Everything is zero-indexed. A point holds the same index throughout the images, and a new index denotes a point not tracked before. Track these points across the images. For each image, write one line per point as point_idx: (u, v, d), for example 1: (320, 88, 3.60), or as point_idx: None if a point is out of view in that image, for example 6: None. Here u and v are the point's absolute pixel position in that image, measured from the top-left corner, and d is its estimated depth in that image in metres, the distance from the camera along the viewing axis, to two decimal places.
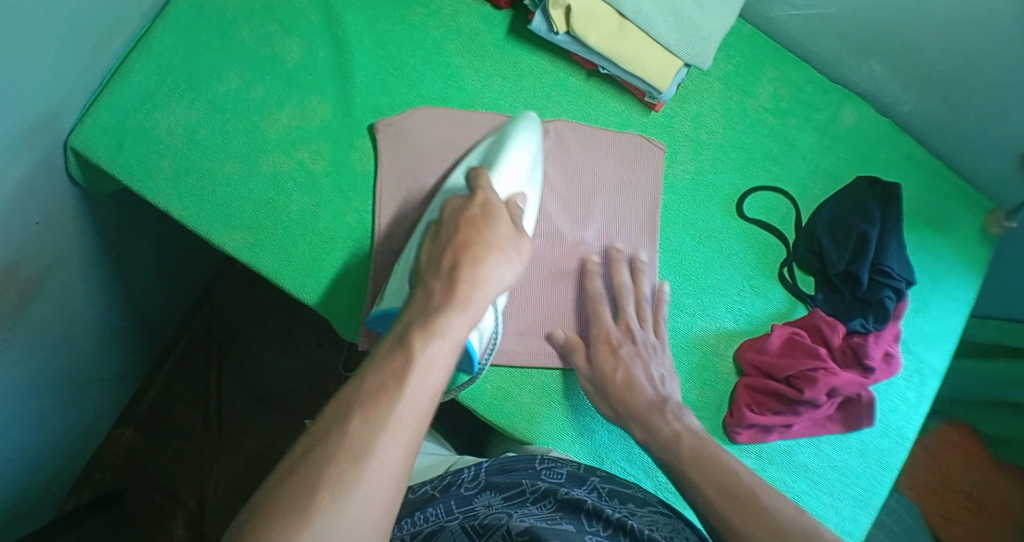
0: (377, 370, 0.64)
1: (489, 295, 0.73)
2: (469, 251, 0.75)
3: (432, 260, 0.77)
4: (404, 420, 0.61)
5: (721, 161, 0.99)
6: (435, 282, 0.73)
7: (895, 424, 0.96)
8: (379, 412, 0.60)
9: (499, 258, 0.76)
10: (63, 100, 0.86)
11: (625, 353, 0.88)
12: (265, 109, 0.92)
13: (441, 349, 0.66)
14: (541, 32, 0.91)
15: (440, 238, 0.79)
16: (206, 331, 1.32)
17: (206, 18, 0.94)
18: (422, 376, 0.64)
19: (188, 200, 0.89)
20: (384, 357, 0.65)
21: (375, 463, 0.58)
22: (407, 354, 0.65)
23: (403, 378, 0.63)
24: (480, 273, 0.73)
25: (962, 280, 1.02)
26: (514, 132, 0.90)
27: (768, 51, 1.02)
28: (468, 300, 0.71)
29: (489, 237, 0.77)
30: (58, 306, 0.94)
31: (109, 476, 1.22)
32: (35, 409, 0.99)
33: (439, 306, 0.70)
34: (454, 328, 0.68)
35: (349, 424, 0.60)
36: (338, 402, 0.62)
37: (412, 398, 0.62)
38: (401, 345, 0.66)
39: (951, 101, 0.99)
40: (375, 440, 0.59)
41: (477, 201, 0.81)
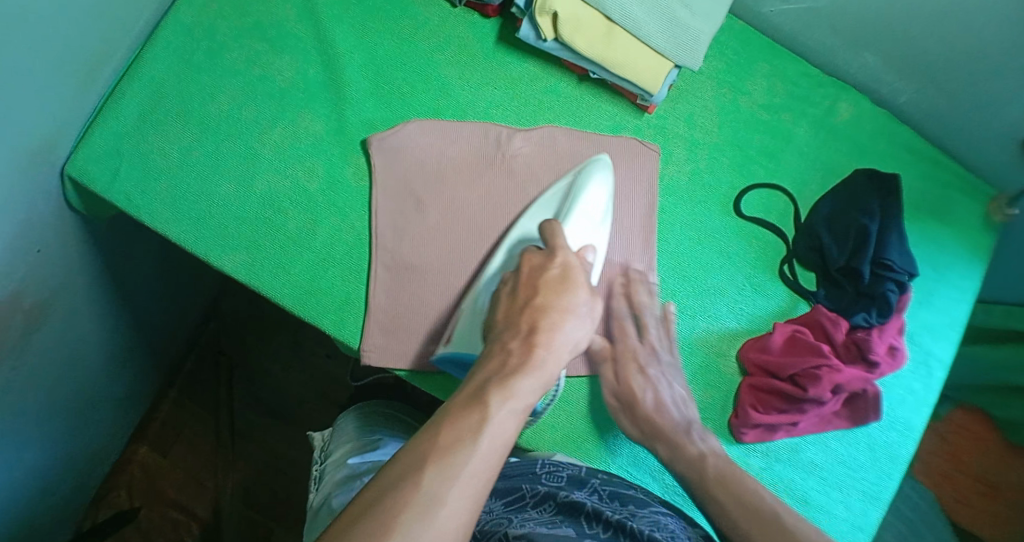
0: (453, 425, 0.61)
1: (562, 362, 0.70)
2: (546, 313, 0.71)
3: (509, 319, 0.73)
4: (476, 482, 0.58)
5: (717, 160, 0.99)
6: (512, 342, 0.70)
7: (903, 417, 0.96)
8: (453, 462, 0.58)
9: (568, 317, 0.72)
10: (59, 129, 0.86)
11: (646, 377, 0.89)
12: (258, 129, 0.92)
13: (514, 413, 0.64)
14: (530, 39, 0.91)
15: (515, 296, 0.75)
16: (215, 349, 1.33)
17: (196, 40, 0.94)
18: (495, 439, 0.61)
19: (185, 222, 0.89)
20: (460, 410, 0.62)
21: (444, 521, 0.55)
22: (483, 413, 0.62)
23: (477, 434, 0.61)
24: (556, 338, 0.70)
25: (967, 270, 1.01)
26: (588, 176, 0.90)
27: (760, 47, 1.02)
28: (542, 365, 0.68)
29: (565, 298, 0.73)
30: (65, 331, 0.95)
31: (124, 494, 1.23)
32: (47, 432, 1.00)
33: (514, 367, 0.67)
34: (527, 390, 0.66)
35: (424, 474, 0.57)
36: (412, 450, 0.59)
37: (484, 461, 0.60)
38: (478, 403, 0.63)
39: (949, 89, 0.98)
40: (446, 494, 0.56)
41: (557, 261, 0.75)
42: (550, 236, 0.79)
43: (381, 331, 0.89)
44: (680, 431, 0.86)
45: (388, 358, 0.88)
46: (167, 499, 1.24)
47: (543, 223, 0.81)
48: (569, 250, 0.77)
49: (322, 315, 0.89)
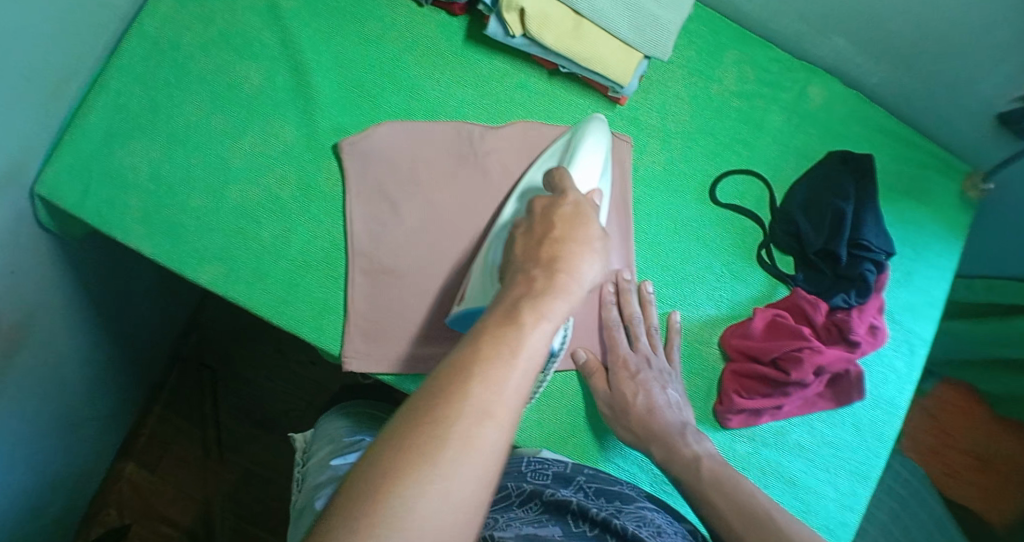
0: (489, 342, 0.58)
1: (586, 291, 0.68)
2: (567, 244, 0.70)
3: (530, 248, 0.71)
4: (516, 400, 0.57)
5: (691, 149, 0.99)
6: (534, 270, 0.68)
7: (887, 395, 0.96)
8: (492, 382, 0.56)
9: (586, 254, 0.69)
10: (25, 149, 0.85)
11: (642, 379, 0.88)
12: (228, 138, 0.92)
13: (547, 331, 0.62)
14: (498, 36, 0.90)
15: (533, 233, 0.73)
16: (198, 362, 1.32)
17: (160, 51, 0.93)
18: (532, 357, 0.59)
19: (159, 237, 0.88)
20: (494, 329, 0.60)
21: (490, 435, 0.55)
22: (519, 332, 0.60)
23: (515, 353, 0.58)
24: (578, 266, 0.67)
25: (943, 247, 1.02)
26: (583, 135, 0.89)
27: (729, 34, 1.02)
28: (569, 288, 0.66)
29: (585, 232, 0.71)
30: (44, 353, 0.94)
31: (114, 512, 1.21)
32: (32, 456, 0.98)
33: (543, 289, 0.65)
34: (558, 311, 0.64)
35: (465, 393, 0.55)
36: (451, 369, 0.57)
37: (522, 379, 0.58)
38: (512, 322, 0.61)
39: (919, 68, 0.98)
40: (488, 412, 0.55)
41: (569, 201, 0.74)
42: (557, 183, 0.78)
43: (361, 336, 0.88)
44: (675, 434, 0.85)
45: (370, 364, 0.88)
46: (158, 514, 1.23)
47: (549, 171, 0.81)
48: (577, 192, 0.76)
49: (299, 323, 0.88)
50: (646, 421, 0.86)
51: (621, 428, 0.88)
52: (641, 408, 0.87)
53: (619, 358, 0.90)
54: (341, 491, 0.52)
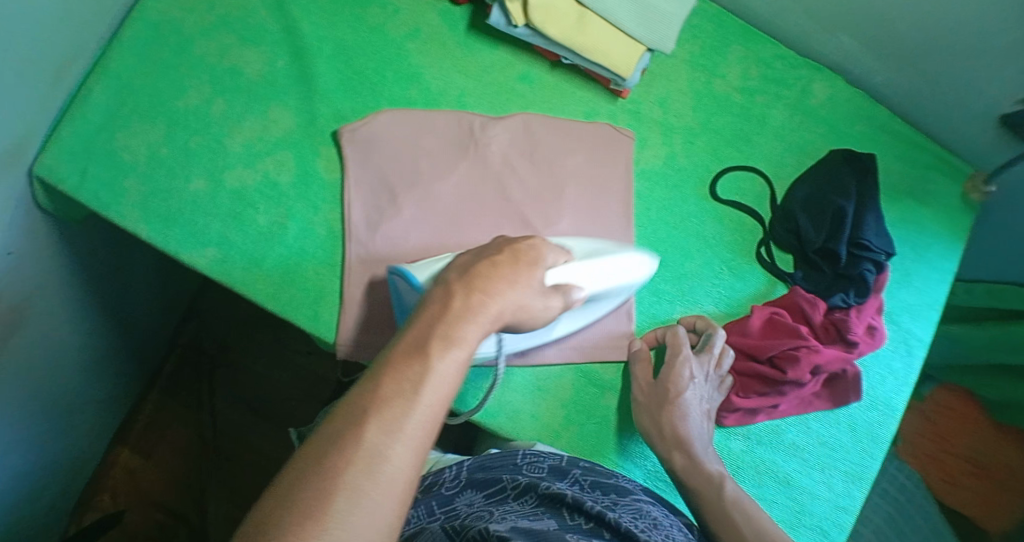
0: (390, 378, 0.59)
1: (506, 310, 0.68)
2: (496, 269, 0.69)
3: (462, 265, 0.70)
4: (417, 437, 0.58)
5: (693, 145, 0.98)
6: (452, 286, 0.67)
7: (884, 396, 0.96)
8: (394, 421, 0.57)
9: (512, 286, 0.69)
10: (24, 130, 0.85)
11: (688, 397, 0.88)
12: (227, 123, 0.91)
13: (457, 360, 0.62)
14: (501, 26, 0.90)
15: (480, 253, 0.72)
16: (194, 348, 1.32)
17: (162, 35, 0.92)
18: (437, 391, 0.60)
19: (157, 221, 0.88)
20: (399, 363, 0.60)
21: (390, 476, 0.56)
22: (424, 365, 0.60)
23: (417, 389, 0.59)
24: (502, 289, 0.68)
25: (944, 249, 1.01)
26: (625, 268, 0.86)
27: (734, 30, 1.01)
28: (484, 310, 0.65)
29: (520, 268, 0.71)
30: (39, 335, 0.94)
31: (108, 498, 1.21)
32: (27, 437, 0.98)
33: (457, 312, 0.64)
34: (471, 337, 0.63)
35: (361, 436, 0.56)
36: (351, 409, 0.58)
37: (426, 415, 0.59)
38: (422, 356, 0.61)
39: (923, 67, 0.98)
40: (388, 453, 0.56)
41: (525, 241, 0.75)
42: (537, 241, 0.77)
43: (356, 324, 0.88)
44: (699, 452, 0.86)
45: (365, 353, 0.87)
46: (153, 501, 1.23)
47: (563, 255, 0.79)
48: (541, 244, 0.75)
49: (295, 309, 0.87)
50: (672, 429, 0.86)
51: (648, 423, 0.88)
52: (677, 421, 0.87)
53: (674, 366, 0.89)
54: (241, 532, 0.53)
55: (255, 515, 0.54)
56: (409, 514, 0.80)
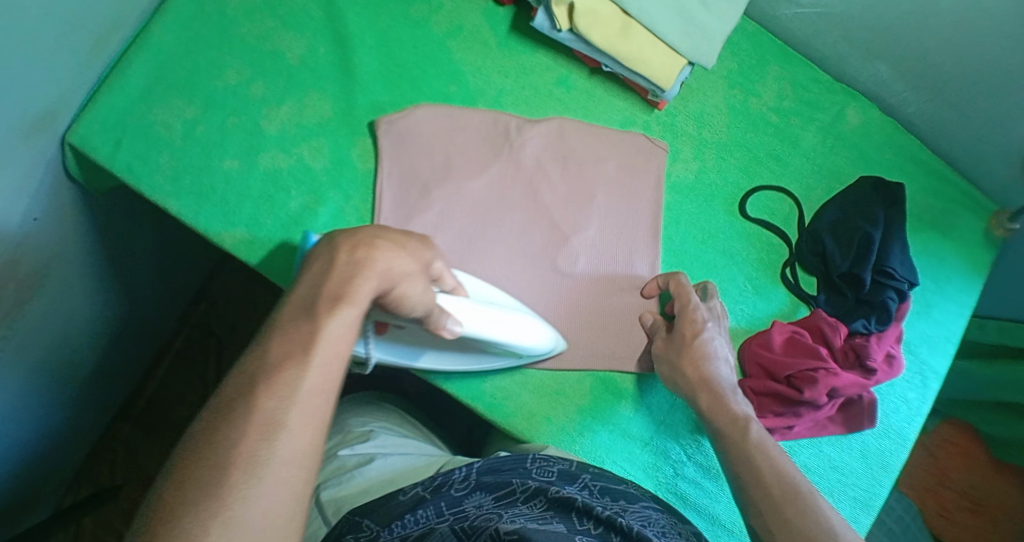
0: (280, 343, 0.59)
1: (397, 264, 0.65)
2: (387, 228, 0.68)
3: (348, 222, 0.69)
4: (312, 399, 0.58)
5: (725, 161, 0.99)
6: (338, 242, 0.66)
7: (897, 424, 0.96)
8: (288, 386, 0.57)
9: (399, 248, 0.67)
10: (59, 96, 0.85)
11: (706, 339, 0.85)
12: (265, 105, 0.91)
13: (349, 319, 0.61)
14: (544, 29, 0.90)
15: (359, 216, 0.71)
16: (204, 329, 1.32)
17: (206, 13, 0.93)
18: (330, 349, 0.60)
19: (187, 197, 0.88)
20: (287, 327, 0.61)
21: (284, 442, 0.56)
22: (312, 325, 0.60)
23: (309, 351, 0.59)
24: (386, 248, 0.66)
25: (965, 283, 1.02)
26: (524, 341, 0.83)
27: (772, 50, 1.02)
28: (371, 263, 0.64)
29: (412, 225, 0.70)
30: (56, 303, 0.94)
31: (106, 473, 1.22)
32: (34, 406, 0.98)
33: (344, 269, 0.64)
34: (364, 294, 0.63)
35: (253, 404, 0.56)
36: (241, 380, 0.58)
37: (321, 376, 0.59)
38: (312, 321, 0.61)
39: (957, 101, 0.98)
40: (283, 419, 0.56)
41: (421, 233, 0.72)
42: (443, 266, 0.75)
43: None
44: (726, 391, 0.83)
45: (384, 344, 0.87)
46: (150, 480, 1.23)
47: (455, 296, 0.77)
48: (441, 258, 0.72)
49: None
50: (692, 375, 0.84)
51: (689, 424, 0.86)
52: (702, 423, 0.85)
53: (685, 309, 0.86)
54: (143, 509, 0.53)
55: (156, 491, 0.54)
56: (416, 514, 0.77)
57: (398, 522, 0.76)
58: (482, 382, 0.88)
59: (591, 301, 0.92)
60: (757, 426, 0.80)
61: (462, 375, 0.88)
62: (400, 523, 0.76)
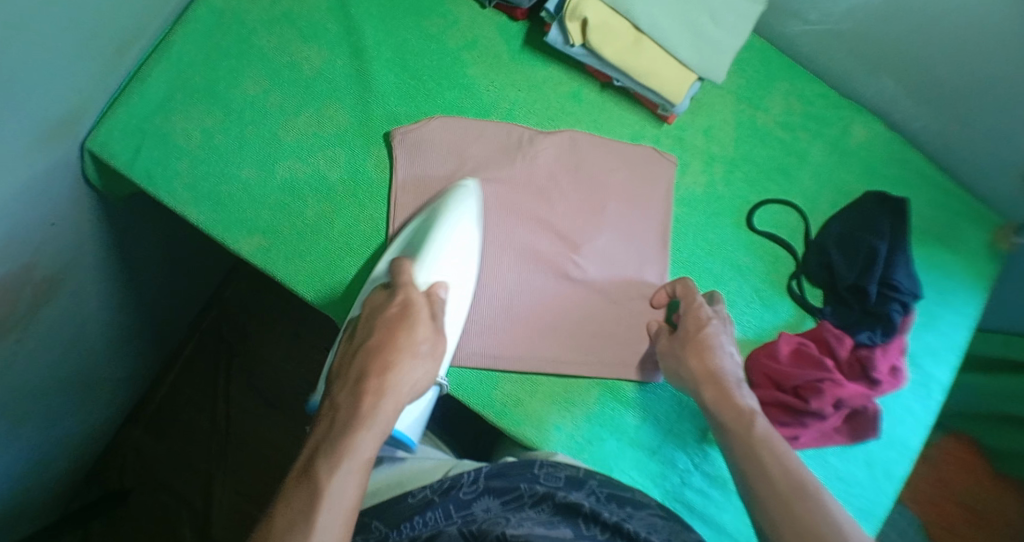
0: (289, 507, 0.68)
1: (398, 405, 0.76)
2: (380, 356, 0.77)
3: (344, 364, 0.79)
4: None
5: (733, 174, 1.00)
6: (340, 395, 0.76)
7: (901, 435, 0.97)
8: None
9: (399, 380, 0.76)
10: (80, 104, 0.86)
11: (710, 330, 0.86)
12: (283, 116, 0.93)
13: (349, 474, 0.70)
14: (558, 44, 0.92)
15: (353, 340, 0.80)
16: (215, 336, 1.33)
17: (226, 25, 0.95)
18: (337, 505, 0.68)
19: (205, 205, 0.90)
20: (294, 492, 0.69)
21: None
22: (316, 485, 0.69)
23: (316, 509, 0.67)
24: (387, 380, 0.76)
25: (969, 297, 1.03)
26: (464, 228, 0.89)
27: (780, 66, 1.04)
28: (372, 413, 0.74)
29: (403, 340, 0.78)
30: (72, 307, 0.95)
31: (116, 476, 1.23)
32: (49, 408, 1.00)
33: (344, 426, 0.73)
34: (362, 447, 0.72)
35: None
36: (279, 508, 0.69)
37: (329, 533, 0.66)
38: (337, 448, 0.71)
39: (961, 117, 1.00)
40: None
41: (398, 300, 0.81)
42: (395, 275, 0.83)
43: None
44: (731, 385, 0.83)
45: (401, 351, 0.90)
46: (160, 484, 1.24)
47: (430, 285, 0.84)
48: (412, 286, 0.82)
49: (334, 303, 0.89)
50: (698, 369, 0.84)
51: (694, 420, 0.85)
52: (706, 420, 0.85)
53: (690, 308, 0.88)
54: None
55: None
56: (425, 516, 0.79)
57: (407, 523, 0.79)
58: (493, 388, 0.89)
59: (602, 310, 0.93)
60: (763, 421, 0.80)
61: (474, 382, 0.89)
62: (410, 523, 0.78)
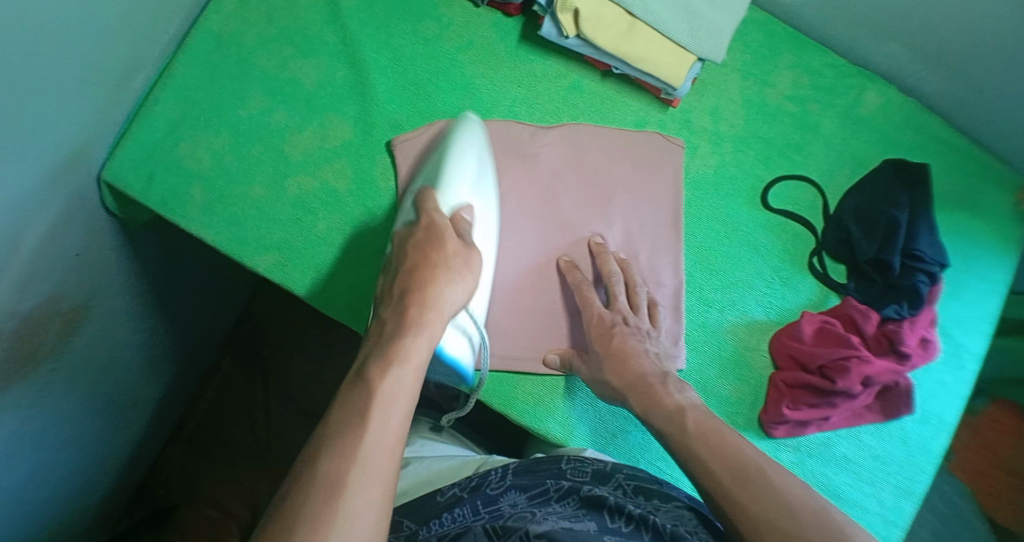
0: (340, 411, 0.68)
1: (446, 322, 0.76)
2: (418, 271, 0.77)
3: (388, 286, 0.79)
4: (375, 461, 0.65)
5: (743, 153, 0.98)
6: (388, 309, 0.76)
7: (936, 410, 0.94)
8: (347, 451, 0.65)
9: (447, 287, 0.77)
10: (92, 137, 0.88)
11: (616, 329, 0.85)
12: (287, 132, 0.94)
13: (402, 380, 0.70)
14: (552, 37, 0.92)
15: (394, 260, 0.80)
16: (248, 349, 1.35)
17: (226, 47, 0.96)
18: (392, 412, 0.68)
19: (219, 226, 0.91)
20: (347, 398, 0.69)
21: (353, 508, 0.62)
22: (369, 391, 0.69)
23: (366, 415, 0.67)
24: (428, 294, 0.76)
25: (999, 261, 1.00)
26: (459, 134, 0.88)
27: (785, 38, 1.01)
28: (422, 322, 0.74)
29: (438, 254, 0.78)
30: (102, 334, 0.97)
31: (163, 492, 1.26)
32: (89, 432, 1.02)
33: (395, 334, 0.73)
34: (413, 354, 0.72)
35: (315, 468, 0.64)
36: (333, 415, 0.68)
37: (379, 437, 0.66)
38: (386, 353, 0.72)
39: (977, 77, 0.97)
40: (346, 483, 0.63)
41: (422, 224, 0.81)
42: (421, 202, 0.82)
43: None
44: (656, 383, 0.81)
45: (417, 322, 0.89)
46: (203, 497, 1.25)
47: (455, 208, 0.83)
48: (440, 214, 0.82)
49: (351, 314, 0.90)
50: (604, 351, 0.84)
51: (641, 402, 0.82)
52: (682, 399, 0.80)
53: (610, 298, 0.88)
54: None
55: None
56: (453, 512, 0.79)
57: (436, 520, 0.79)
58: (513, 389, 0.89)
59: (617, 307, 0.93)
60: (699, 417, 0.77)
61: (495, 384, 0.89)
62: (439, 521, 0.78)
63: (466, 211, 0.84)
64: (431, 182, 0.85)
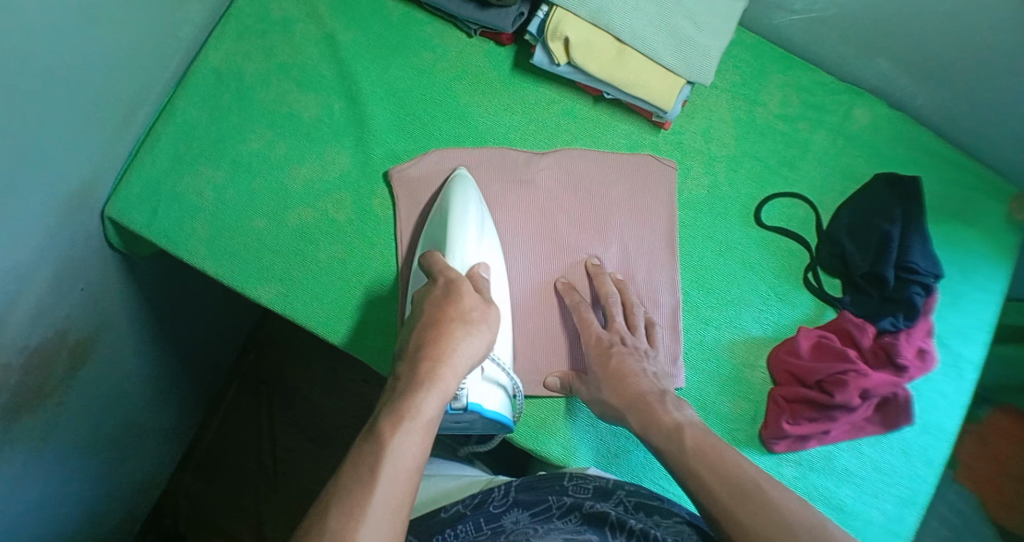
0: (350, 465, 0.68)
1: (462, 375, 0.75)
2: (433, 327, 0.76)
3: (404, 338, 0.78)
4: (382, 516, 0.64)
5: (736, 172, 1.00)
6: (402, 364, 0.76)
7: (936, 420, 0.95)
8: (355, 506, 0.64)
9: (462, 341, 0.75)
10: (95, 175, 0.90)
11: (615, 349, 0.86)
12: (287, 165, 0.96)
13: (413, 436, 0.69)
14: (544, 65, 0.94)
15: (410, 318, 0.80)
16: (253, 378, 1.36)
17: (225, 83, 0.98)
18: (399, 466, 0.67)
19: (223, 258, 0.92)
20: (359, 453, 0.69)
21: None
22: (381, 445, 0.68)
23: (377, 469, 0.67)
24: (443, 348, 0.74)
25: (993, 271, 1.01)
26: (455, 191, 0.90)
27: (773, 58, 1.03)
28: (438, 379, 0.73)
29: (453, 309, 0.77)
30: (109, 368, 0.99)
31: (171, 524, 1.26)
32: (98, 464, 1.03)
33: (407, 390, 0.72)
34: (425, 410, 0.71)
35: (324, 524, 0.63)
36: (345, 468, 0.68)
37: (387, 494, 0.66)
38: (398, 409, 0.71)
39: (963, 90, 0.98)
40: (352, 540, 0.62)
41: (439, 282, 0.80)
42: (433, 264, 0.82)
43: None
44: (653, 399, 0.82)
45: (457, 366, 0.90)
46: (214, 528, 1.27)
47: (469, 268, 0.84)
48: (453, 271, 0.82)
49: (354, 342, 0.92)
50: (603, 372, 0.85)
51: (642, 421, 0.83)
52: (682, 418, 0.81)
53: (607, 319, 0.90)
54: None
55: None
56: (456, 529, 0.80)
57: (440, 535, 0.80)
58: None
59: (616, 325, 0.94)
60: (700, 435, 0.78)
61: None
62: (442, 537, 0.79)
63: (480, 267, 0.84)
64: (436, 247, 0.87)
